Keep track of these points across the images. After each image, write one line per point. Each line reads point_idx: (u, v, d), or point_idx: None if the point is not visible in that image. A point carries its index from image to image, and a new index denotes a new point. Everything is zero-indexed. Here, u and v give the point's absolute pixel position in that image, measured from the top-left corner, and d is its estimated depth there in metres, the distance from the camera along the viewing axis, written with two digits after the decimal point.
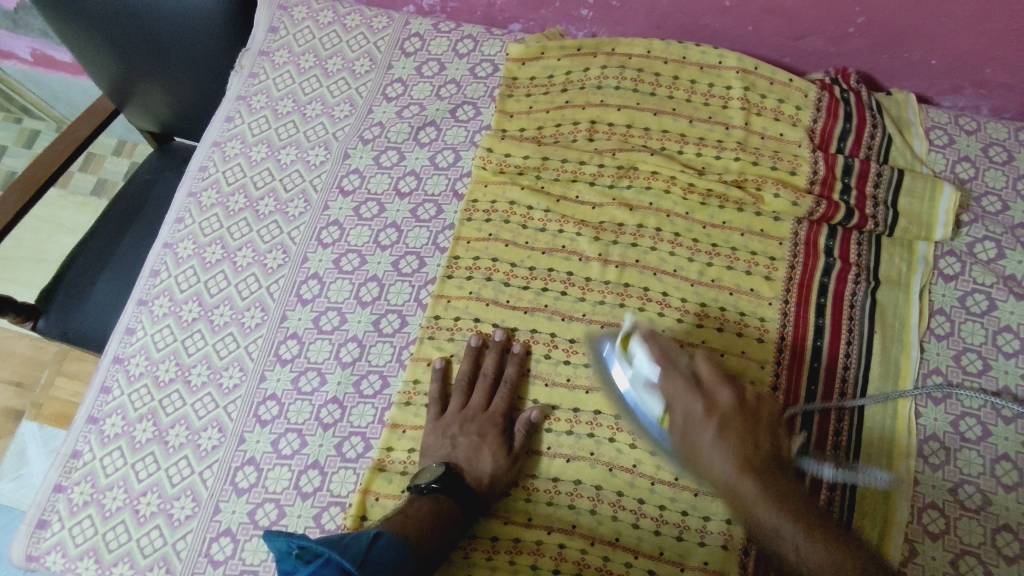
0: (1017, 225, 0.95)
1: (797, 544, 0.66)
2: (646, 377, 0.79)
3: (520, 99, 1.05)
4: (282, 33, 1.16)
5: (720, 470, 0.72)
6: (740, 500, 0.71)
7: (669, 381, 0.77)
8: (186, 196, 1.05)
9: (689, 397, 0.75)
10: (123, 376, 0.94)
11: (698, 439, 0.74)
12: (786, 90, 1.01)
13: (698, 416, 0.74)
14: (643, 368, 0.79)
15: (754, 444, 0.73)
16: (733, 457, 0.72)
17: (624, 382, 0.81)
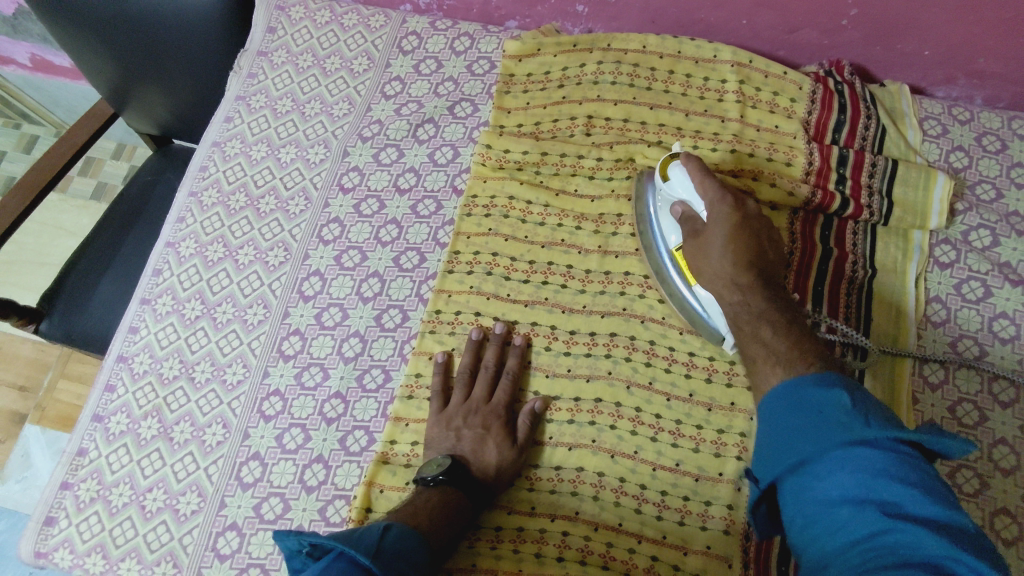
0: (1012, 213, 0.96)
1: (772, 342, 0.74)
2: (678, 194, 0.86)
3: (517, 95, 1.06)
4: (280, 33, 1.17)
5: (721, 271, 0.80)
6: (741, 297, 0.78)
7: (699, 194, 0.83)
8: (186, 196, 1.06)
9: (715, 211, 0.81)
10: (127, 374, 0.94)
11: (710, 245, 0.81)
12: (780, 83, 1.02)
13: (719, 221, 0.80)
14: (677, 186, 0.85)
15: (761, 258, 0.80)
16: (739, 260, 0.79)
17: (662, 202, 0.89)
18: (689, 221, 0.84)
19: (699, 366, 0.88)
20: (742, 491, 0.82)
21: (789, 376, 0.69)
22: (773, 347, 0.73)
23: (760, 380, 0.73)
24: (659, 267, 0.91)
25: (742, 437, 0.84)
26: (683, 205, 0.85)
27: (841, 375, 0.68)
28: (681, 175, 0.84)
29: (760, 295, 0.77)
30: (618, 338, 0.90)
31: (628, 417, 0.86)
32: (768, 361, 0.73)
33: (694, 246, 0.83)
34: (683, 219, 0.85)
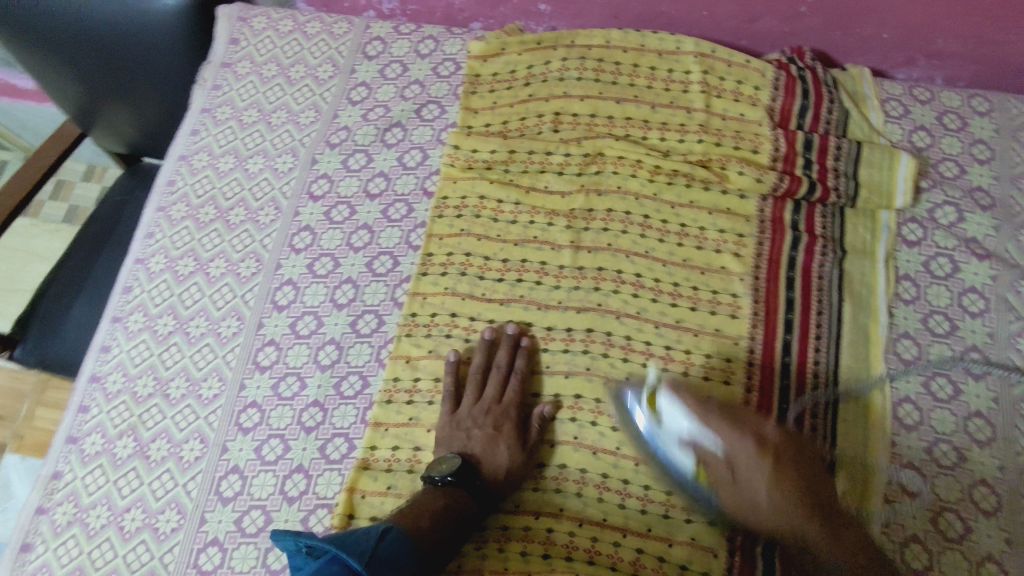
0: (976, 188, 0.97)
1: None
2: (686, 431, 0.76)
3: (483, 96, 1.06)
4: (243, 44, 1.16)
5: (779, 518, 0.72)
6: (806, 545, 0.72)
7: (714, 432, 0.74)
8: (154, 211, 1.05)
9: (738, 449, 0.73)
10: (100, 394, 0.93)
11: (755, 495, 0.73)
12: (743, 72, 1.03)
13: (748, 465, 0.73)
14: (679, 421, 0.76)
15: (806, 480, 0.73)
16: (793, 503, 0.72)
17: (654, 430, 0.79)
18: (709, 462, 0.74)
19: (675, 359, 0.88)
20: None
21: None
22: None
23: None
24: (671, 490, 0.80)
25: None
26: (695, 447, 0.75)
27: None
28: (677, 408, 0.76)
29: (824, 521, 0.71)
30: (594, 333, 0.90)
31: (608, 412, 0.86)
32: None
33: (726, 488, 0.74)
34: (699, 455, 0.75)
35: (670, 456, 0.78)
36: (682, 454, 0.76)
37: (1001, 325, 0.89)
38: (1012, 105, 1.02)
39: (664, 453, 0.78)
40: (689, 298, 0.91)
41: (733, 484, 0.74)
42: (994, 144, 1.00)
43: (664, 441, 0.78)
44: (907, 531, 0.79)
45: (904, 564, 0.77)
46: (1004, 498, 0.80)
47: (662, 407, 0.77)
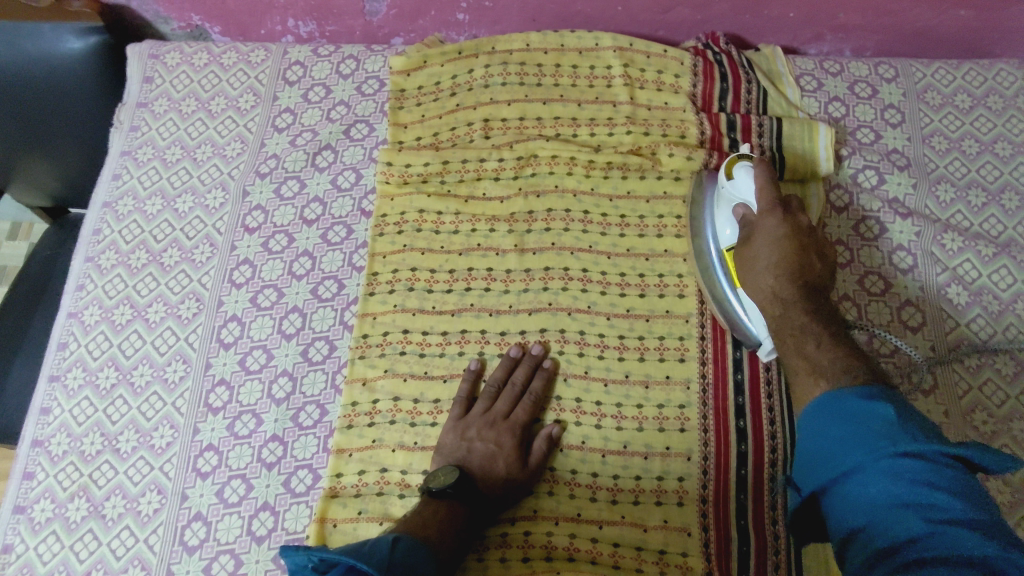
0: (892, 151, 1.02)
1: (817, 352, 0.71)
2: (743, 195, 0.85)
3: (411, 110, 1.06)
4: (157, 82, 1.13)
5: (766, 283, 0.79)
6: (781, 309, 0.77)
7: (759, 201, 0.83)
8: (83, 262, 1.01)
9: (764, 220, 0.82)
10: (45, 459, 0.89)
11: (758, 256, 0.81)
12: (662, 61, 1.05)
13: (767, 233, 0.81)
14: (743, 188, 0.85)
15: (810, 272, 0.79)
16: (782, 272, 0.78)
17: (720, 201, 0.89)
18: (746, 223, 0.84)
19: (630, 347, 0.89)
20: (692, 460, 0.84)
21: (833, 389, 0.66)
22: (813, 376, 0.70)
23: (797, 384, 0.72)
24: (702, 266, 0.91)
25: (682, 410, 0.86)
26: (742, 208, 0.85)
27: (882, 382, 0.66)
28: (748, 177, 0.85)
29: (800, 297, 0.77)
30: (548, 332, 0.91)
31: (570, 408, 0.87)
32: (813, 376, 0.70)
33: (744, 247, 0.83)
34: (741, 222, 0.85)
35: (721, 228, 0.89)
36: (728, 224, 0.87)
37: (930, 278, 0.93)
38: (916, 69, 1.07)
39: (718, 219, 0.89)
40: (637, 286, 0.93)
41: (747, 247, 0.82)
42: (903, 108, 1.04)
43: (721, 211, 0.89)
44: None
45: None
46: (952, 442, 0.83)
47: (737, 174, 0.86)
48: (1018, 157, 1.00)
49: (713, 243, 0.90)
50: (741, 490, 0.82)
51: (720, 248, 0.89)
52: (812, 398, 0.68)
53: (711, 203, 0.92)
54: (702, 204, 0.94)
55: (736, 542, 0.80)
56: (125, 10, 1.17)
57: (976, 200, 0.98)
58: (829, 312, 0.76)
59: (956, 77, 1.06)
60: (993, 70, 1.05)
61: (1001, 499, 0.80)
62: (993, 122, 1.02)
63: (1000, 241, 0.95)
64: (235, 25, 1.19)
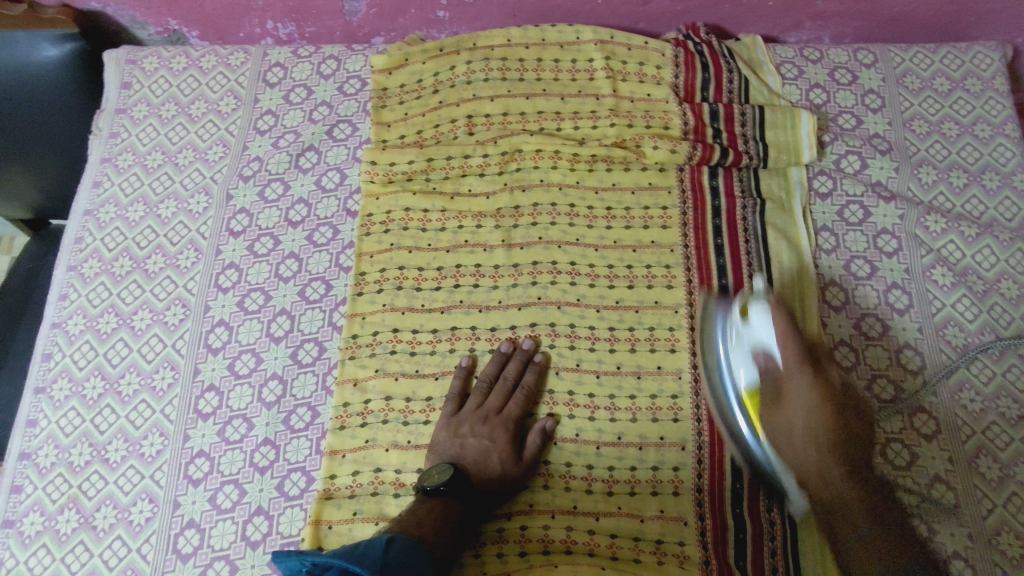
0: (873, 136, 1.02)
1: (871, 550, 0.68)
2: (763, 341, 0.76)
3: (393, 108, 1.05)
4: (135, 87, 1.12)
5: (805, 454, 0.73)
6: (820, 478, 0.72)
7: (782, 354, 0.74)
8: (65, 271, 1.00)
9: (794, 381, 0.74)
10: (33, 471, 0.88)
11: (790, 420, 0.74)
12: (643, 53, 1.05)
13: (797, 391, 0.74)
14: (763, 336, 0.75)
15: (846, 437, 0.73)
16: (821, 441, 0.73)
17: (733, 342, 0.80)
18: (772, 377, 0.75)
19: (621, 339, 0.89)
20: (686, 450, 0.84)
21: None
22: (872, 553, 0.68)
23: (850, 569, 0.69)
24: (721, 411, 0.81)
25: (674, 399, 0.86)
26: (765, 359, 0.76)
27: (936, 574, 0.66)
28: (766, 324, 0.75)
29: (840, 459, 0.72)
30: (539, 327, 0.90)
31: (563, 402, 0.87)
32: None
33: (770, 403, 0.75)
34: (762, 372, 0.76)
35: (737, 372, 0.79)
36: (744, 368, 0.78)
37: (915, 260, 0.93)
38: (894, 54, 1.07)
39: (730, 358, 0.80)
40: (625, 278, 0.93)
41: (777, 406, 0.75)
42: (883, 92, 1.05)
43: (736, 356, 0.79)
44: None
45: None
46: (941, 421, 0.84)
47: (754, 317, 0.76)
48: (997, 138, 1.01)
49: (729, 385, 0.80)
50: (736, 478, 0.82)
51: (738, 390, 0.79)
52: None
53: (720, 330, 0.82)
54: (713, 338, 0.83)
55: (733, 530, 0.80)
56: (101, 16, 1.15)
57: (957, 181, 0.98)
58: (866, 470, 0.73)
59: (934, 61, 1.07)
60: (970, 53, 1.06)
61: (992, 475, 0.81)
62: (972, 104, 1.03)
63: (982, 222, 0.96)
64: (214, 29, 1.18)
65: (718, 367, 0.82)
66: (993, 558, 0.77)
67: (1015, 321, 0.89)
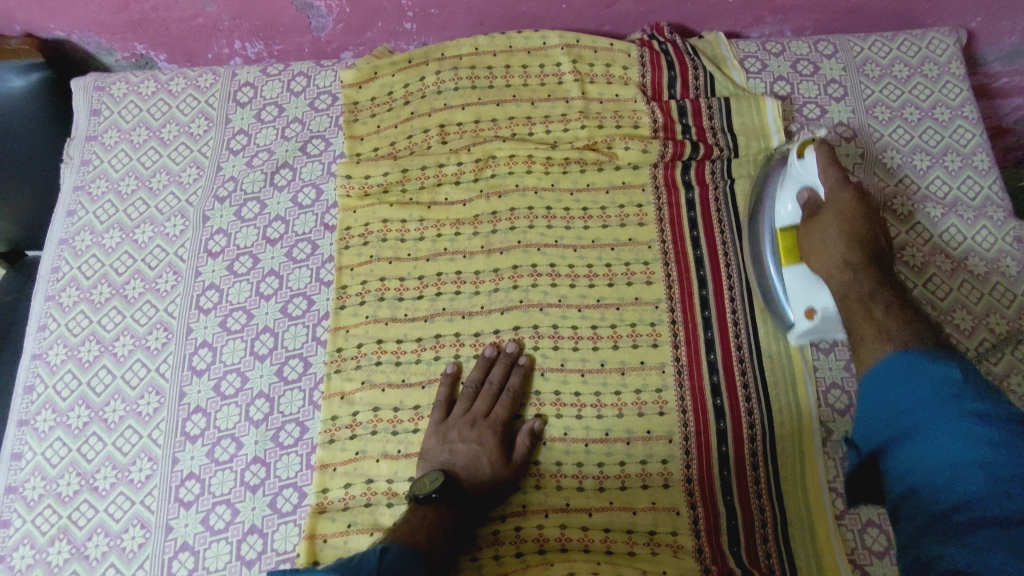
0: (838, 124, 1.05)
1: (888, 327, 0.70)
2: (815, 177, 0.85)
3: (366, 121, 1.06)
4: (105, 114, 1.12)
5: (830, 265, 0.79)
6: (850, 278, 0.77)
7: (826, 183, 0.84)
8: (43, 301, 0.99)
9: (837, 201, 0.82)
10: (21, 504, 0.87)
11: (824, 233, 0.81)
12: (610, 55, 1.07)
13: (839, 207, 0.81)
14: (811, 169, 0.85)
15: (875, 250, 0.79)
16: (852, 246, 0.79)
17: (786, 180, 0.88)
18: (813, 202, 0.84)
19: (603, 336, 0.91)
20: (673, 442, 0.85)
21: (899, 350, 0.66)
22: (881, 337, 0.69)
23: (862, 347, 0.71)
24: (754, 243, 0.91)
25: (659, 393, 0.87)
26: (811, 190, 0.85)
27: (952, 350, 0.64)
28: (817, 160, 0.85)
29: (867, 271, 0.77)
30: (522, 330, 0.91)
31: (550, 402, 0.88)
32: (874, 339, 0.70)
33: (810, 225, 0.83)
34: (806, 203, 0.85)
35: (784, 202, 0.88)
36: (791, 203, 0.87)
37: None
38: (853, 44, 1.10)
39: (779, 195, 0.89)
40: (605, 276, 0.94)
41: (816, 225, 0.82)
42: (844, 82, 1.08)
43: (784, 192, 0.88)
44: (862, 518, 0.80)
45: (865, 549, 0.79)
46: None
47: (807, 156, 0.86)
48: (956, 120, 1.03)
49: (769, 223, 0.90)
50: (724, 466, 0.84)
51: (776, 228, 0.88)
52: (879, 355, 0.67)
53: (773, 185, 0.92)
54: (767, 185, 0.93)
55: (724, 517, 0.81)
56: (66, 44, 1.15)
57: (921, 164, 1.01)
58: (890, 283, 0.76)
59: (892, 49, 1.09)
60: (926, 39, 1.09)
61: None
62: (930, 89, 1.06)
63: (946, 202, 0.98)
64: (182, 52, 1.18)
65: (766, 205, 0.91)
66: None
67: (984, 297, 0.91)
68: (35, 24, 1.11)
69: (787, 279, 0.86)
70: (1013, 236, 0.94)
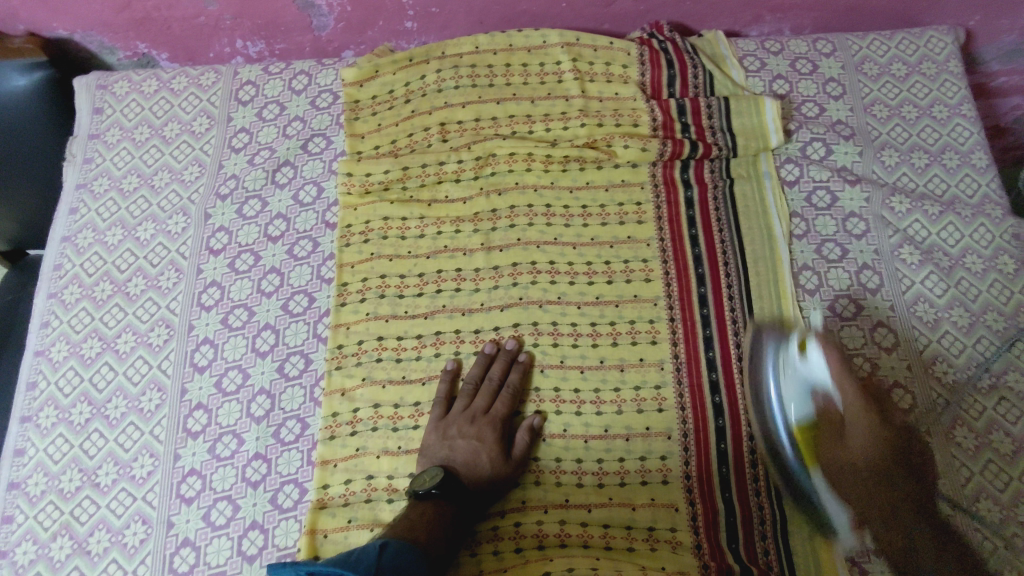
0: (836, 122, 1.05)
1: None
2: (824, 381, 0.77)
3: (367, 120, 1.06)
4: (107, 112, 1.12)
5: (863, 484, 0.75)
6: (882, 507, 0.75)
7: (841, 392, 0.77)
8: (46, 298, 1.00)
9: (853, 416, 0.77)
10: (23, 500, 0.88)
11: (850, 455, 0.76)
12: (609, 53, 1.07)
13: (862, 427, 0.77)
14: (822, 373, 0.77)
15: (897, 463, 0.77)
16: (879, 468, 0.75)
17: (785, 376, 0.80)
18: (829, 415, 0.78)
19: (603, 333, 0.91)
20: (672, 439, 0.85)
21: None
22: None
23: None
24: (769, 441, 0.81)
25: (658, 390, 0.88)
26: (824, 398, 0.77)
27: None
28: (824, 362, 0.77)
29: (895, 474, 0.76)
30: (521, 327, 0.92)
31: (549, 399, 0.88)
32: None
33: (829, 434, 0.77)
34: (819, 412, 0.78)
35: (789, 404, 0.79)
36: (801, 401, 0.79)
37: (883, 241, 0.96)
38: (852, 42, 1.11)
39: (779, 392, 0.81)
40: (604, 273, 0.94)
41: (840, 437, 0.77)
42: (843, 80, 1.08)
43: (790, 393, 0.79)
44: None
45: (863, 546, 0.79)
46: (916, 395, 0.86)
47: (813, 356, 0.78)
48: (954, 118, 1.04)
49: (779, 420, 0.80)
50: (722, 463, 0.84)
51: (788, 427, 0.79)
52: None
53: (771, 369, 0.83)
54: (763, 375, 0.83)
55: (723, 514, 0.82)
56: (69, 42, 1.16)
57: (919, 162, 1.01)
58: (920, 501, 0.75)
59: (891, 47, 1.10)
60: (924, 37, 1.10)
61: (968, 445, 0.83)
62: (928, 87, 1.07)
63: (944, 200, 0.99)
64: (184, 51, 1.19)
65: (768, 400, 0.82)
66: (971, 523, 0.79)
67: (982, 294, 0.92)
68: (38, 23, 1.12)
69: (813, 486, 0.77)
70: (1010, 233, 0.95)
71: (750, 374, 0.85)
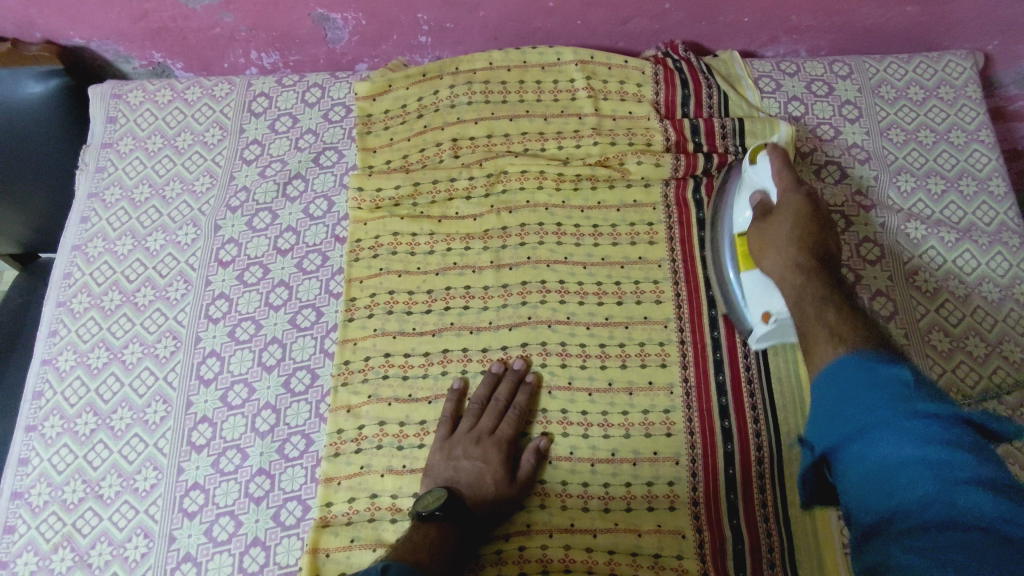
0: (852, 145, 1.04)
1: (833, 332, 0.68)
2: (764, 179, 0.85)
3: (379, 134, 1.06)
4: (121, 121, 1.13)
5: (783, 257, 0.78)
6: (802, 277, 0.76)
7: (777, 186, 0.83)
8: (55, 307, 1.00)
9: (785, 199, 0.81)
10: (26, 511, 0.87)
11: (775, 231, 0.80)
12: (624, 72, 1.07)
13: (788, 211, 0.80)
14: (762, 173, 0.85)
15: (823, 246, 0.78)
16: (801, 241, 0.78)
17: (742, 188, 0.89)
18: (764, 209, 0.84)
19: (611, 355, 0.90)
20: (680, 464, 0.84)
21: (842, 355, 0.64)
22: (832, 340, 0.67)
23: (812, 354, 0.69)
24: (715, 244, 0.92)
25: (667, 414, 0.86)
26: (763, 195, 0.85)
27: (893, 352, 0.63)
28: (767, 164, 0.85)
29: (818, 275, 0.75)
30: (530, 346, 0.91)
31: (556, 420, 0.87)
32: (827, 340, 0.68)
33: (761, 223, 0.83)
34: (760, 206, 0.85)
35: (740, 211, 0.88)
36: (748, 210, 0.87)
37: (898, 267, 0.94)
38: (869, 65, 1.09)
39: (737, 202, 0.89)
40: (614, 294, 0.94)
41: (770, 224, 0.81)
42: (859, 103, 1.07)
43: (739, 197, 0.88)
44: None
45: None
46: None
47: (759, 160, 0.86)
48: (972, 144, 1.03)
49: (729, 232, 0.90)
50: (731, 490, 0.83)
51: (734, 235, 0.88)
52: (826, 360, 0.66)
53: (732, 196, 0.91)
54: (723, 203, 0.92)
55: (731, 542, 0.81)
56: (85, 51, 1.16)
57: (936, 188, 1.00)
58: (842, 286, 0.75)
59: (908, 71, 1.08)
60: (943, 61, 1.08)
61: None
62: (946, 112, 1.05)
63: (961, 226, 0.98)
64: (198, 61, 1.19)
65: (727, 213, 0.91)
66: None
67: (998, 324, 0.90)
68: (55, 32, 1.12)
69: (744, 284, 0.86)
70: None
71: (713, 208, 0.94)
